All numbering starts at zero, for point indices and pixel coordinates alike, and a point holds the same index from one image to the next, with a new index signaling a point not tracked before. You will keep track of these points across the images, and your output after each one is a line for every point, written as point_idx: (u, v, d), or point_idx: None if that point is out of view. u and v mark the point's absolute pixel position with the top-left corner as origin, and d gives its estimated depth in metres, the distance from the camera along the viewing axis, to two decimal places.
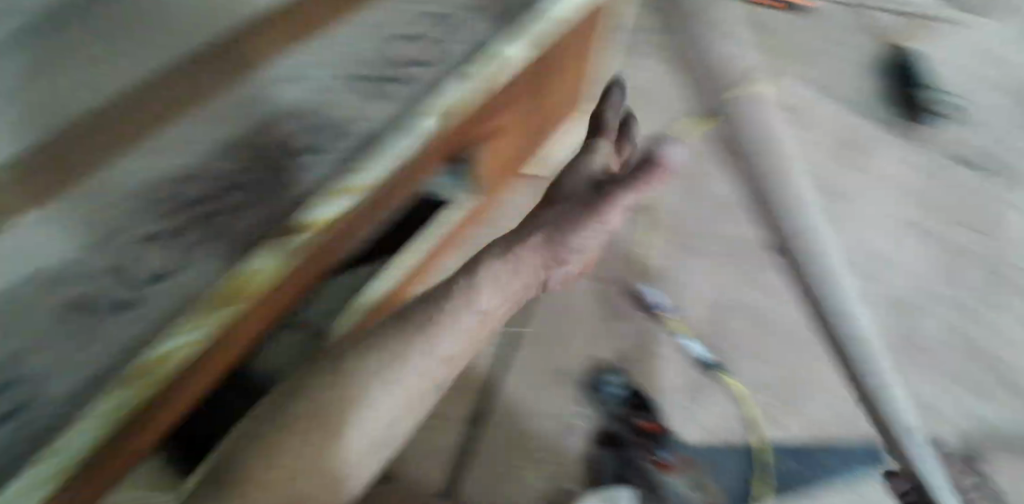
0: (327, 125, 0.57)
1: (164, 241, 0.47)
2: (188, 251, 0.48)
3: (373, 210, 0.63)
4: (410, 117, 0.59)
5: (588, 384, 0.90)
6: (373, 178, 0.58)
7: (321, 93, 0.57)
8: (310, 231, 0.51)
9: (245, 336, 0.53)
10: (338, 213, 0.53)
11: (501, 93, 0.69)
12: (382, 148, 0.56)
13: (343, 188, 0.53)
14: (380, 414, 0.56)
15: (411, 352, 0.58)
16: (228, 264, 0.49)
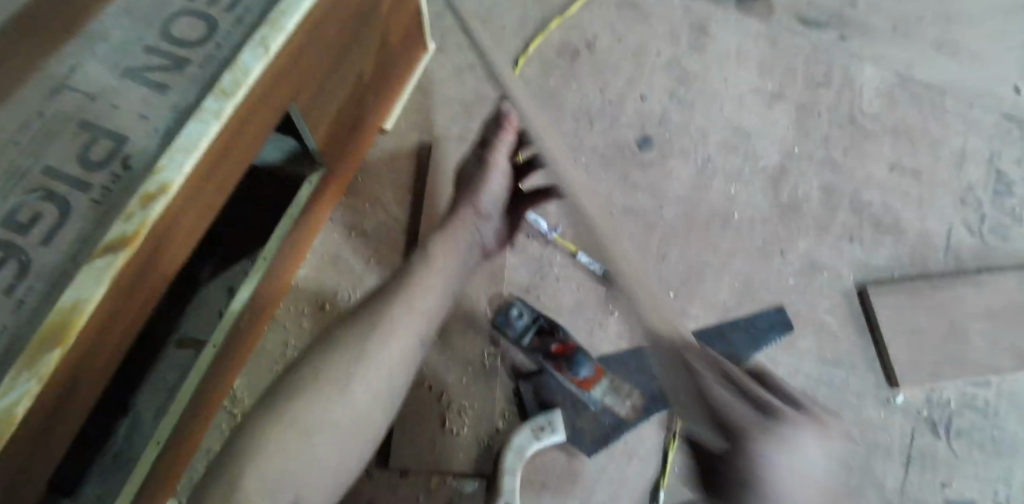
0: (152, 126, 0.86)
1: (45, 210, 0.79)
2: (63, 213, 0.80)
3: (222, 180, 0.92)
4: (207, 109, 0.83)
5: (494, 322, 1.16)
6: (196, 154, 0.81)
7: (120, 106, 0.87)
8: (144, 207, 0.78)
9: (151, 278, 0.85)
10: (167, 186, 0.79)
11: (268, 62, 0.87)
12: (188, 130, 0.81)
13: (164, 167, 0.80)
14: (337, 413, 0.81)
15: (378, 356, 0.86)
16: (92, 228, 0.80)
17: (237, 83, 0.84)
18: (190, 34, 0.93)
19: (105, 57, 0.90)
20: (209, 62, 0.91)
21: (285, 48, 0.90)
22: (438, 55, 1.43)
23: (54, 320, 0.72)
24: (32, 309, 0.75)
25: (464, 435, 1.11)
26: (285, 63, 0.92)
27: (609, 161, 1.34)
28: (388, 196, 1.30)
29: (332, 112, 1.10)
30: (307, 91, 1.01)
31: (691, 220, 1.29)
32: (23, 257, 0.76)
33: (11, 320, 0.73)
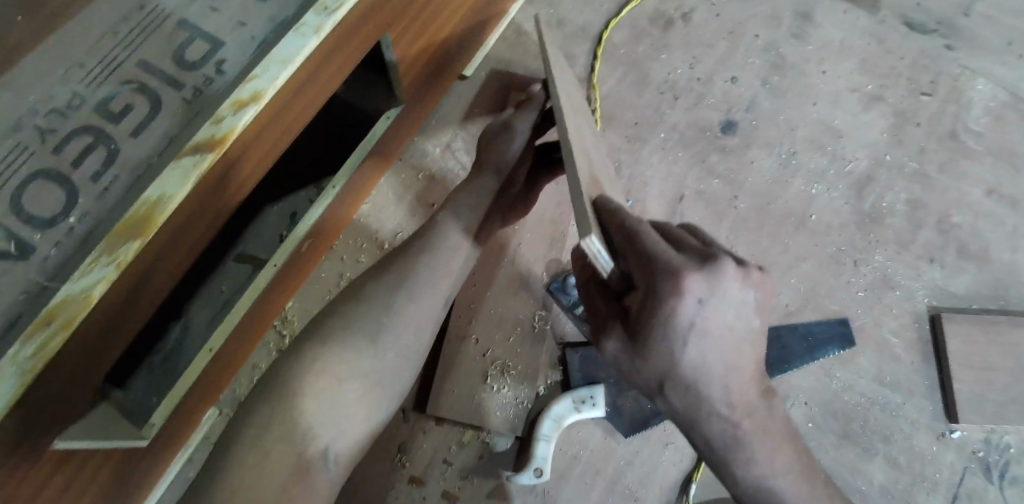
0: (252, 34, 0.85)
1: (137, 104, 0.81)
2: (154, 109, 0.81)
3: (308, 101, 0.91)
4: (309, 24, 0.81)
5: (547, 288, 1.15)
6: (288, 68, 0.80)
7: (220, 11, 0.87)
8: (235, 113, 0.77)
9: (228, 188, 0.85)
10: (260, 93, 0.78)
11: None
12: (285, 43, 0.81)
13: (257, 76, 0.79)
14: (373, 356, 0.83)
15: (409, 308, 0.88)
16: (180, 126, 0.80)
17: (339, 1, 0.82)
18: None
19: None
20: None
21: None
22: (527, 6, 1.39)
23: (138, 211, 0.72)
24: (117, 199, 0.76)
25: (505, 394, 1.10)
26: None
27: (687, 141, 1.29)
28: (458, 144, 1.27)
29: (421, 47, 1.08)
30: (402, 21, 0.98)
31: (764, 215, 1.24)
32: (110, 147, 0.79)
33: (97, 205, 0.76)
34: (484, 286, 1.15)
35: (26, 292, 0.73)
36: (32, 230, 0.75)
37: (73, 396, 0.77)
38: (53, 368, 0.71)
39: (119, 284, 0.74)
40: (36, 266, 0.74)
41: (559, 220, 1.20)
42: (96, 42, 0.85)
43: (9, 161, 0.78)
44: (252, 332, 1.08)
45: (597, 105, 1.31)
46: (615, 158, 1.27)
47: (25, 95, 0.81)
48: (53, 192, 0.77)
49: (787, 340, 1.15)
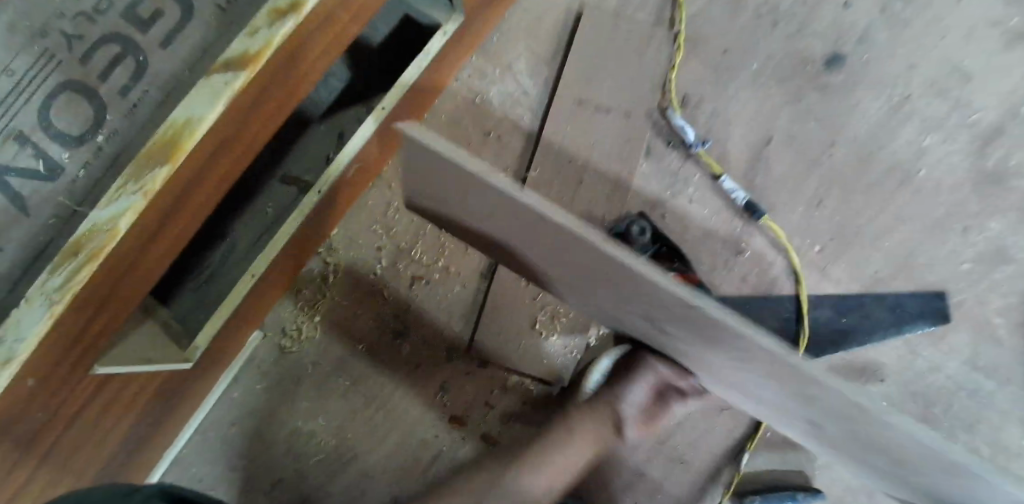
0: None
1: (167, 10, 0.73)
2: (185, 17, 0.73)
3: (357, 10, 0.80)
4: None
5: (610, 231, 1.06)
6: None
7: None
8: (272, 25, 0.68)
9: (268, 107, 0.77)
10: (299, 2, 0.68)
11: None
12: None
13: None
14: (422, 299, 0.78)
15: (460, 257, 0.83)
16: (216, 40, 0.72)
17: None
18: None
19: None
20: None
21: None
22: None
23: (166, 133, 0.66)
24: (149, 121, 0.71)
25: (554, 342, 1.04)
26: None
27: (783, 75, 1.12)
28: (521, 64, 1.14)
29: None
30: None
31: (864, 168, 1.09)
32: (139, 59, 0.72)
33: (126, 125, 0.71)
34: None
35: (58, 216, 0.69)
36: (60, 147, 0.70)
37: (114, 323, 0.74)
38: (90, 297, 0.68)
39: (157, 214, 0.70)
40: (65, 185, 0.70)
41: (626, 158, 1.09)
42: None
43: (36, 74, 0.70)
44: (295, 260, 1.04)
45: (681, 27, 1.13)
46: (696, 91, 1.12)
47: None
48: (80, 106, 0.71)
49: (869, 313, 1.04)
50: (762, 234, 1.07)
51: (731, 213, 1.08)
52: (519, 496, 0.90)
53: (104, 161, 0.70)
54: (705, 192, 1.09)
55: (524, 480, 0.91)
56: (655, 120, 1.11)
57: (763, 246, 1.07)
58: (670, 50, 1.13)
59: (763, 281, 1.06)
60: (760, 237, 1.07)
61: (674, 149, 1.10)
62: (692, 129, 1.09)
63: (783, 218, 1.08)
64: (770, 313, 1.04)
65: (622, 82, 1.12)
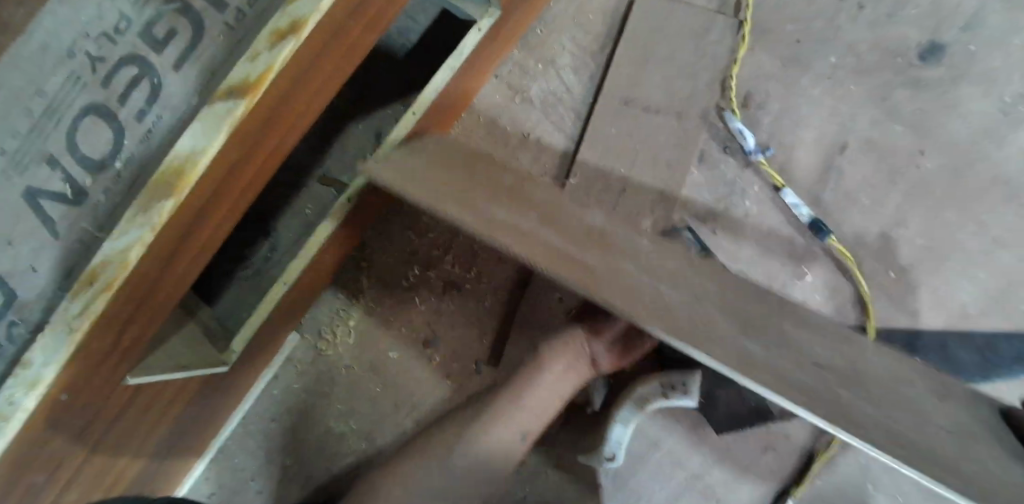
0: None
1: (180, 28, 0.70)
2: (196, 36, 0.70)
3: (373, 15, 0.75)
4: None
5: None
6: None
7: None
8: (272, 48, 0.64)
9: (283, 126, 0.73)
10: (300, 22, 0.64)
11: None
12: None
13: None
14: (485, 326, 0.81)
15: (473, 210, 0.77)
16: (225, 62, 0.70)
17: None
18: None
19: None
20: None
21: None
22: None
23: (174, 161, 0.65)
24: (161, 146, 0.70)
25: None
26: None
27: (868, 70, 0.98)
28: (565, 59, 1.06)
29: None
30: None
31: (957, 182, 0.95)
32: (155, 81, 0.69)
33: (139, 150, 0.70)
34: None
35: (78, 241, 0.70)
36: (71, 169, 0.69)
37: (145, 339, 0.77)
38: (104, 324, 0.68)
39: (168, 243, 0.69)
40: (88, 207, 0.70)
41: (676, 165, 1.00)
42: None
43: (60, 92, 0.68)
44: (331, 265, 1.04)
45: (748, 15, 1.01)
46: (762, 88, 1.00)
47: (70, 12, 0.67)
48: (87, 126, 0.68)
49: (949, 350, 0.92)
50: (828, 255, 0.96)
51: (793, 229, 0.97)
52: (490, 453, 0.82)
53: (120, 185, 0.70)
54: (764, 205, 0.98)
55: (495, 434, 0.82)
56: (711, 122, 1.01)
57: (829, 269, 0.96)
58: (732, 42, 1.01)
59: (824, 307, 0.96)
60: (825, 258, 0.96)
61: (731, 155, 1.00)
62: (752, 135, 0.99)
63: (853, 238, 0.96)
64: None
65: (677, 79, 1.01)
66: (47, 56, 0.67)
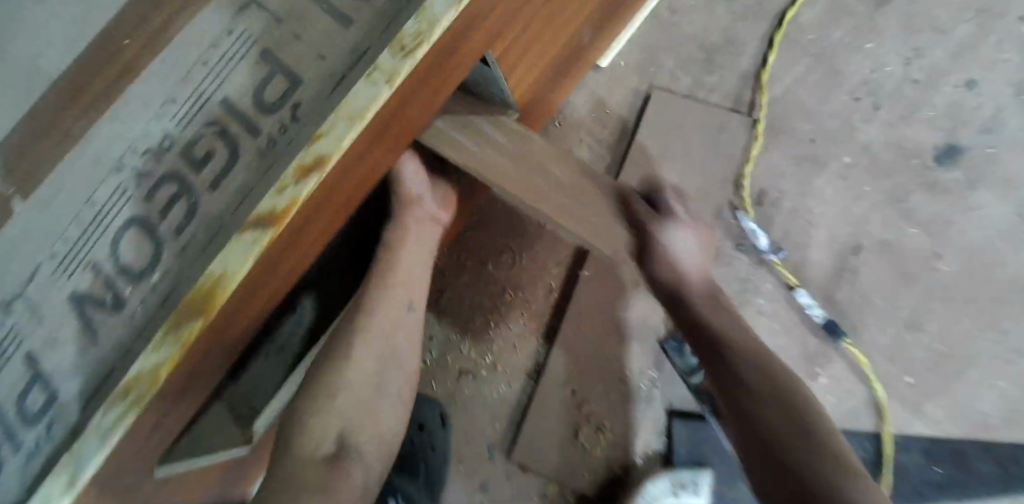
0: (328, 69, 0.68)
1: (215, 153, 0.68)
2: (231, 162, 0.68)
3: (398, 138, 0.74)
4: (384, 68, 0.64)
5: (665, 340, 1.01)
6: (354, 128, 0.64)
7: (282, 24, 0.69)
8: (297, 182, 0.64)
9: (306, 244, 0.72)
10: (324, 158, 0.64)
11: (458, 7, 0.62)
12: (359, 91, 0.65)
13: (322, 135, 0.64)
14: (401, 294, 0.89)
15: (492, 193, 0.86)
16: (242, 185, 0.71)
17: (421, 33, 0.64)
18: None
19: None
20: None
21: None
22: None
23: (195, 296, 0.63)
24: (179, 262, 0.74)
25: (595, 451, 1.02)
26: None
27: (881, 172, 0.99)
28: (583, 151, 1.09)
29: (536, 50, 0.90)
30: (520, 19, 0.79)
31: (975, 289, 0.96)
32: (191, 201, 0.68)
33: None
34: (591, 332, 1.04)
35: None
36: None
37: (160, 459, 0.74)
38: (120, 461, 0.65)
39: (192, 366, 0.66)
40: (108, 350, 0.66)
41: None
42: (182, 48, 0.69)
43: (109, 207, 0.68)
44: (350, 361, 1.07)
45: (762, 114, 1.03)
46: (776, 186, 1.02)
47: (121, 128, 0.69)
48: None
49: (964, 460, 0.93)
50: (842, 358, 0.97)
51: (806, 327, 0.99)
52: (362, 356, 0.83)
53: None
54: (777, 307, 1.00)
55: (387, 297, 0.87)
56: (724, 219, 1.03)
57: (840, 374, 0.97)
58: (744, 141, 1.03)
59: (836, 409, 0.97)
60: (841, 363, 0.97)
61: (744, 254, 1.02)
62: (765, 235, 1.00)
63: (866, 340, 0.97)
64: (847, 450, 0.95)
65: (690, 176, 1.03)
66: (101, 168, 0.69)
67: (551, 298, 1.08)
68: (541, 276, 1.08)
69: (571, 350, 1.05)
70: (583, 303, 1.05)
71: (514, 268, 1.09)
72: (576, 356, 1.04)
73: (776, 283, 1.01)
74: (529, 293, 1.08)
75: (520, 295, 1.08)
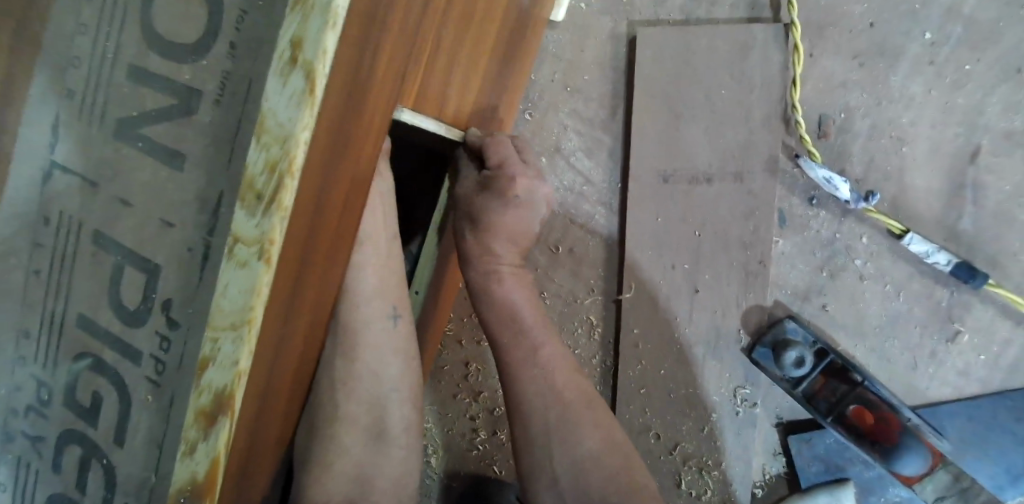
0: (185, 237, 0.51)
1: (104, 394, 0.56)
2: (123, 401, 0.55)
3: (321, 289, 0.55)
4: (246, 239, 0.45)
5: (769, 339, 0.79)
6: (244, 342, 0.46)
7: (100, 190, 0.54)
8: (206, 435, 0.47)
9: (273, 443, 0.58)
10: (226, 395, 0.47)
11: (295, 116, 0.43)
12: (225, 283, 0.46)
13: (209, 361, 0.47)
14: (366, 403, 0.65)
15: (356, 266, 0.60)
16: (151, 436, 0.53)
17: (273, 165, 0.44)
18: (181, 28, 0.50)
19: (82, 107, 0.54)
20: (201, 56, 0.49)
21: (342, 42, 0.44)
22: None
23: None
24: None
25: (709, 499, 0.83)
26: (367, 37, 0.47)
27: (966, 49, 0.77)
28: (572, 141, 0.84)
29: (476, 39, 0.63)
30: (436, 20, 0.55)
31: (1013, 156, 0.77)
32: (104, 463, 0.56)
33: None
34: (648, 357, 0.83)
35: None
36: None
37: None
38: None
39: None
40: None
41: (753, 243, 0.79)
42: (2, 257, 0.60)
43: (17, 487, 0.61)
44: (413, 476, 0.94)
45: (795, 16, 0.78)
46: (840, 103, 0.79)
47: None
48: None
49: None
50: (987, 301, 0.77)
51: (930, 280, 0.78)
52: None
53: None
54: (883, 265, 0.79)
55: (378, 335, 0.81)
56: (784, 171, 0.80)
57: (977, 322, 0.78)
58: (782, 57, 0.78)
59: (995, 372, 0.78)
60: (985, 305, 0.78)
61: (821, 208, 0.79)
62: (846, 183, 0.77)
63: (1013, 274, 0.77)
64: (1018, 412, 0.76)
65: (720, 130, 0.79)
66: None
67: (597, 338, 0.85)
68: (573, 312, 0.85)
69: (635, 388, 0.83)
70: (634, 330, 0.83)
71: None
72: (644, 394, 0.83)
73: (874, 235, 0.78)
74: (568, 338, 0.86)
75: None
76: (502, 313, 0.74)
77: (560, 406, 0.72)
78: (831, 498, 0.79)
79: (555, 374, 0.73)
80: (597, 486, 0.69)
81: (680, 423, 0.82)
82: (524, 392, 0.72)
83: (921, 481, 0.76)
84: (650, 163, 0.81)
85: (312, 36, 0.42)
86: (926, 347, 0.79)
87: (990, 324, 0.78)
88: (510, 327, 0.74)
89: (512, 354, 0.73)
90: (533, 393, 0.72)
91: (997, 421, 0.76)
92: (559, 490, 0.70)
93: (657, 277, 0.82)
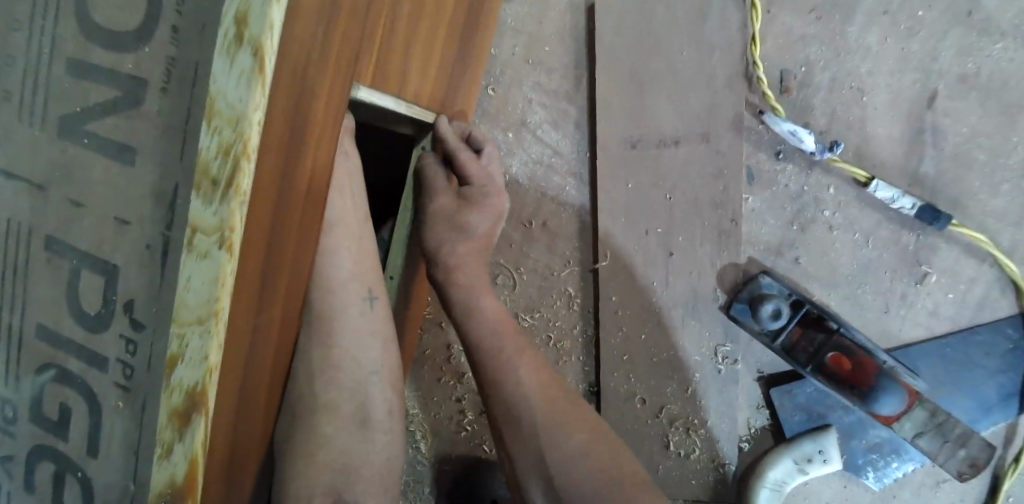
0: (143, 234, 0.49)
1: (73, 405, 0.54)
2: (93, 410, 0.53)
3: (291, 278, 0.54)
4: (206, 228, 0.43)
5: (745, 297, 0.80)
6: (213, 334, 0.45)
7: (50, 193, 0.52)
8: (182, 435, 0.46)
9: (252, 439, 0.57)
10: (198, 392, 0.46)
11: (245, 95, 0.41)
12: (188, 277, 0.45)
13: (178, 359, 0.45)
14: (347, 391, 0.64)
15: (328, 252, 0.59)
16: (125, 443, 0.52)
17: (227, 149, 0.42)
18: (121, 16, 0.47)
19: (22, 107, 0.52)
20: (143, 43, 0.47)
21: (290, 17, 0.42)
22: None
23: None
24: None
25: (698, 458, 0.84)
26: (317, 10, 0.45)
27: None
28: (537, 114, 0.83)
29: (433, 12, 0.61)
30: None
31: (968, 100, 0.78)
32: (78, 476, 0.54)
33: None
34: (629, 324, 0.83)
35: None
36: None
37: None
38: None
39: None
40: None
41: (725, 202, 0.80)
42: None
43: None
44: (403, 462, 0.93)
45: None
46: (800, 58, 0.79)
47: None
48: None
49: None
50: (952, 241, 0.79)
51: (896, 225, 0.79)
52: None
53: None
54: (852, 214, 0.80)
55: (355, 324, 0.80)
56: (749, 128, 0.80)
57: (943, 263, 0.80)
58: (741, 16, 0.78)
59: (963, 309, 0.80)
60: (950, 245, 0.79)
61: (788, 162, 0.80)
62: (810, 134, 0.78)
63: (974, 215, 0.79)
64: (986, 345, 0.79)
65: (684, 92, 0.79)
66: None
67: (577, 308, 0.85)
68: (551, 286, 0.85)
69: (618, 355, 0.84)
70: (613, 299, 0.83)
71: (512, 291, 0.86)
72: (627, 360, 0.83)
73: (840, 186, 0.79)
74: (548, 312, 0.85)
75: (538, 317, 0.86)
76: (472, 320, 0.75)
77: (538, 403, 0.72)
78: (814, 444, 0.80)
79: (528, 374, 0.74)
80: (579, 481, 0.68)
81: (665, 386, 0.83)
82: (501, 390, 0.73)
83: (900, 419, 0.78)
84: (617, 131, 0.81)
85: (256, 9, 0.40)
86: (897, 290, 0.80)
87: (956, 263, 0.80)
88: (485, 332, 0.75)
89: (485, 358, 0.74)
90: (508, 391, 0.73)
91: (967, 356, 0.79)
92: (542, 487, 0.69)
93: (632, 244, 0.82)
